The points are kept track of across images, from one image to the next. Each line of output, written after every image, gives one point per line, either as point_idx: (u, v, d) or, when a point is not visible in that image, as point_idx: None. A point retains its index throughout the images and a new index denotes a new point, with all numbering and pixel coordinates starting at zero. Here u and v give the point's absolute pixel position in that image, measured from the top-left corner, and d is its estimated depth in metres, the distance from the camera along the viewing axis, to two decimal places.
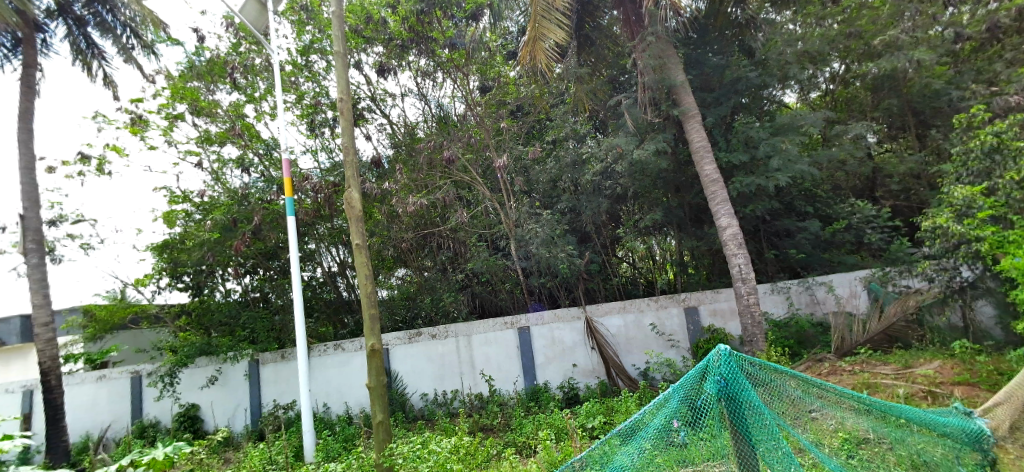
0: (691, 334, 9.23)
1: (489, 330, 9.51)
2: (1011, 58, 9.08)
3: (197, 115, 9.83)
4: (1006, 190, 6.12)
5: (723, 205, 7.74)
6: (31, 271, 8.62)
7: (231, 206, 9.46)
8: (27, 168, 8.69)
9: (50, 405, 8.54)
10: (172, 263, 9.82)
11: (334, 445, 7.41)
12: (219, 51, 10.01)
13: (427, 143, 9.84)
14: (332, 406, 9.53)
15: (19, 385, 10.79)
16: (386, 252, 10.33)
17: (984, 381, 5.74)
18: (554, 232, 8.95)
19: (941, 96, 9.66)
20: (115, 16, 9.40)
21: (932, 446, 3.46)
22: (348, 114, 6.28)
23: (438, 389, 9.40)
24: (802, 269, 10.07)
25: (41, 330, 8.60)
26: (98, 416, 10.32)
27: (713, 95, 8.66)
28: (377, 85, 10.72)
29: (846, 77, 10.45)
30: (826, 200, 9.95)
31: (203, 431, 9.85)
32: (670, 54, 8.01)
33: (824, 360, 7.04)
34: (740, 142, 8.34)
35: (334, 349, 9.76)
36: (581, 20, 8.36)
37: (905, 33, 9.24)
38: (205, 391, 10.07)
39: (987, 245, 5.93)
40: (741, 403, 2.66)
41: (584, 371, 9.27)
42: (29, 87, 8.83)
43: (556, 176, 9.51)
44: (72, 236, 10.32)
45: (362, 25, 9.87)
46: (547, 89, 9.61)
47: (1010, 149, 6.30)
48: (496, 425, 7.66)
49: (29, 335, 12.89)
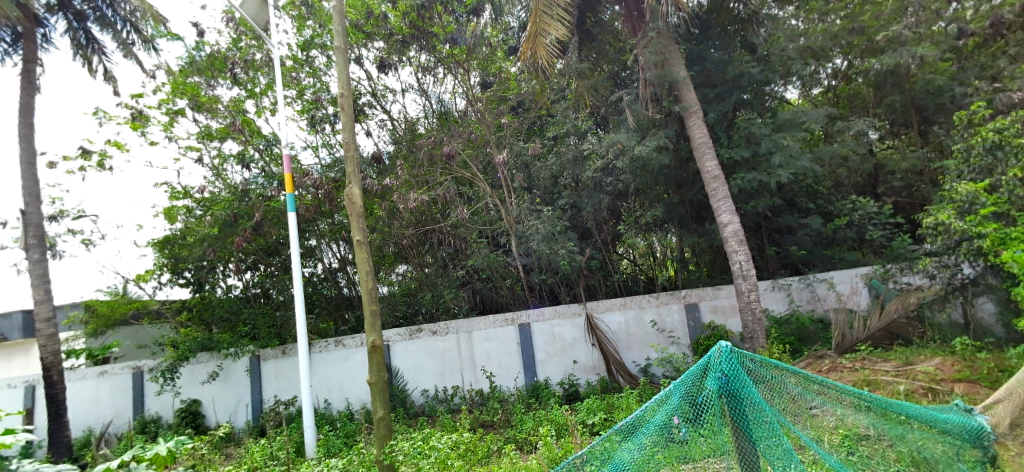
0: (691, 331, 9.24)
1: (490, 326, 9.52)
2: (1015, 53, 9.01)
3: (198, 110, 9.84)
4: (1009, 187, 6.11)
5: (725, 202, 7.72)
6: (33, 267, 8.64)
7: (232, 202, 9.47)
8: (28, 163, 8.69)
9: (52, 400, 8.57)
10: (173, 259, 9.83)
11: (335, 440, 7.42)
12: (219, 46, 9.98)
13: (428, 139, 9.80)
14: (333, 401, 9.55)
15: (22, 380, 10.82)
16: (387, 248, 10.34)
17: (984, 378, 5.74)
18: (554, 229, 8.96)
19: (944, 92, 9.62)
20: (115, 11, 9.38)
21: (932, 443, 3.46)
22: (349, 110, 6.25)
23: (438, 385, 9.41)
24: (803, 266, 10.07)
25: (43, 325, 8.63)
26: (100, 411, 10.36)
27: (715, 91, 8.64)
28: (377, 81, 10.69)
29: (849, 73, 10.41)
30: (828, 197, 9.92)
31: (204, 426, 9.88)
32: (672, 50, 7.99)
33: (824, 357, 7.01)
34: (742, 138, 8.32)
35: (335, 345, 9.78)
36: (582, 16, 8.25)
37: (908, 29, 9.15)
38: (207, 386, 10.10)
39: (989, 241, 5.91)
40: (742, 400, 2.66)
41: (584, 368, 9.26)
42: (29, 83, 8.82)
43: (557, 173, 9.51)
44: (73, 232, 10.33)
45: (363, 20, 9.84)
46: (548, 85, 9.60)
47: (1012, 145, 6.28)
48: (496, 421, 7.66)
49: (31, 330, 12.93)
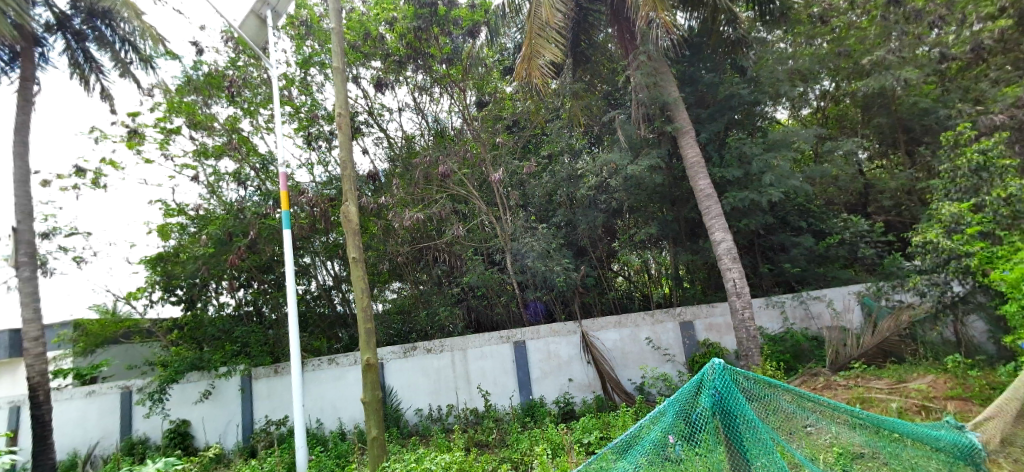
0: (687, 348, 9.26)
1: (486, 344, 9.50)
2: (997, 78, 9.40)
3: (195, 129, 9.92)
4: (994, 207, 6.30)
5: (718, 220, 7.79)
6: (23, 285, 8.53)
7: (227, 220, 9.35)
8: (21, 180, 8.67)
9: (38, 421, 8.39)
10: (165, 276, 9.73)
11: (328, 461, 7.31)
12: (217, 66, 10.07)
13: (425, 157, 9.90)
14: (325, 421, 9.43)
15: (6, 401, 10.63)
16: (382, 265, 10.39)
17: (977, 396, 5.74)
18: (550, 246, 9.07)
19: (929, 114, 9.75)
20: (114, 31, 9.49)
21: (926, 460, 3.47)
22: (347, 129, 6.25)
23: (433, 405, 9.34)
24: (797, 284, 10.19)
25: (31, 344, 8.51)
26: (86, 433, 10.16)
27: (707, 111, 8.83)
28: (374, 100, 10.80)
29: (838, 95, 10.55)
30: (820, 214, 10.06)
31: (193, 448, 9.68)
32: (663, 73, 8.12)
33: (819, 374, 7.08)
34: (735, 157, 8.47)
35: (328, 363, 9.70)
36: (577, 37, 8.58)
37: (893, 53, 9.33)
38: (199, 406, 9.95)
39: (976, 260, 6.06)
40: (736, 417, 2.73)
41: (580, 386, 9.26)
42: (26, 100, 8.86)
43: (552, 190, 9.65)
44: (65, 249, 10.26)
45: (361, 40, 9.98)
46: (543, 104, 9.62)
47: (997, 167, 6.52)
48: (492, 440, 7.57)
49: (17, 349, 12.66)
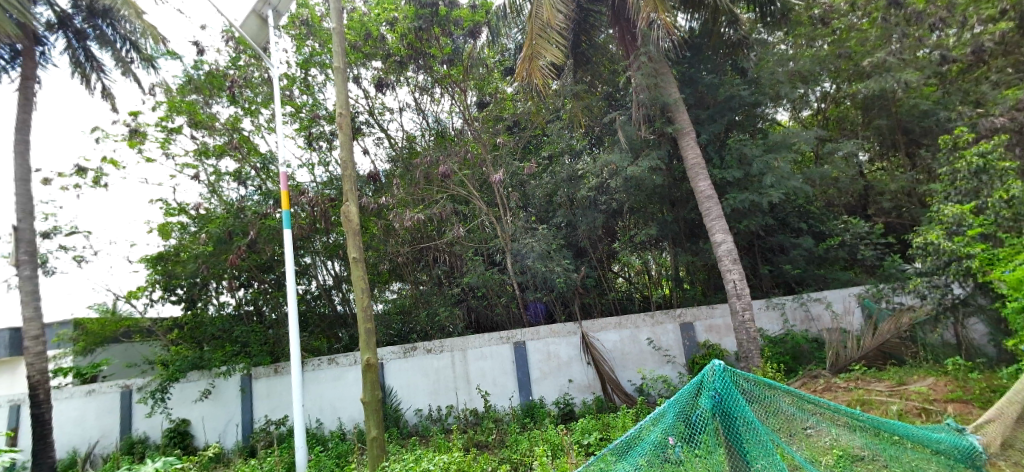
0: (687, 349, 9.26)
1: (486, 344, 9.49)
2: (997, 80, 9.41)
3: (196, 128, 9.94)
4: (995, 209, 6.29)
5: (718, 221, 7.79)
6: (24, 283, 8.54)
7: (227, 219, 9.33)
8: (22, 179, 8.67)
9: (38, 420, 8.39)
10: (166, 275, 9.74)
11: (328, 461, 7.31)
12: (218, 65, 10.08)
13: (426, 158, 10.02)
14: (325, 421, 9.43)
15: (6, 400, 10.65)
16: (382, 265, 10.40)
17: (976, 398, 5.74)
18: (550, 247, 9.10)
19: (929, 116, 9.75)
20: (115, 30, 9.49)
21: (927, 463, 3.45)
22: (347, 129, 6.24)
23: (432, 405, 9.34)
24: (796, 285, 10.19)
25: (31, 343, 8.50)
26: (85, 432, 10.16)
27: (707, 112, 8.81)
28: (376, 99, 10.81)
29: (838, 97, 10.59)
30: (820, 216, 10.05)
31: (192, 447, 9.69)
32: (664, 73, 8.12)
33: (819, 376, 7.06)
34: (735, 158, 8.45)
35: (328, 363, 9.70)
36: (577, 38, 8.56)
37: (893, 55, 9.29)
38: (198, 405, 9.96)
39: (977, 262, 6.06)
40: (736, 419, 2.72)
41: (580, 387, 9.25)
42: (27, 98, 8.87)
43: (553, 191, 9.67)
44: (65, 248, 10.25)
45: (362, 41, 9.98)
46: (543, 105, 9.65)
47: (997, 169, 6.52)
48: (491, 441, 7.57)
49: (17, 348, 12.66)
